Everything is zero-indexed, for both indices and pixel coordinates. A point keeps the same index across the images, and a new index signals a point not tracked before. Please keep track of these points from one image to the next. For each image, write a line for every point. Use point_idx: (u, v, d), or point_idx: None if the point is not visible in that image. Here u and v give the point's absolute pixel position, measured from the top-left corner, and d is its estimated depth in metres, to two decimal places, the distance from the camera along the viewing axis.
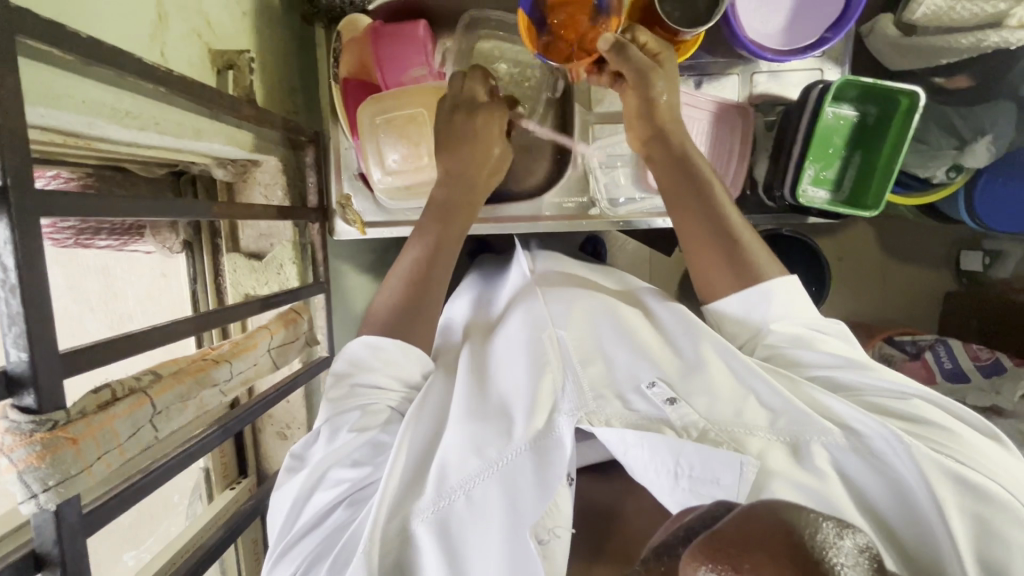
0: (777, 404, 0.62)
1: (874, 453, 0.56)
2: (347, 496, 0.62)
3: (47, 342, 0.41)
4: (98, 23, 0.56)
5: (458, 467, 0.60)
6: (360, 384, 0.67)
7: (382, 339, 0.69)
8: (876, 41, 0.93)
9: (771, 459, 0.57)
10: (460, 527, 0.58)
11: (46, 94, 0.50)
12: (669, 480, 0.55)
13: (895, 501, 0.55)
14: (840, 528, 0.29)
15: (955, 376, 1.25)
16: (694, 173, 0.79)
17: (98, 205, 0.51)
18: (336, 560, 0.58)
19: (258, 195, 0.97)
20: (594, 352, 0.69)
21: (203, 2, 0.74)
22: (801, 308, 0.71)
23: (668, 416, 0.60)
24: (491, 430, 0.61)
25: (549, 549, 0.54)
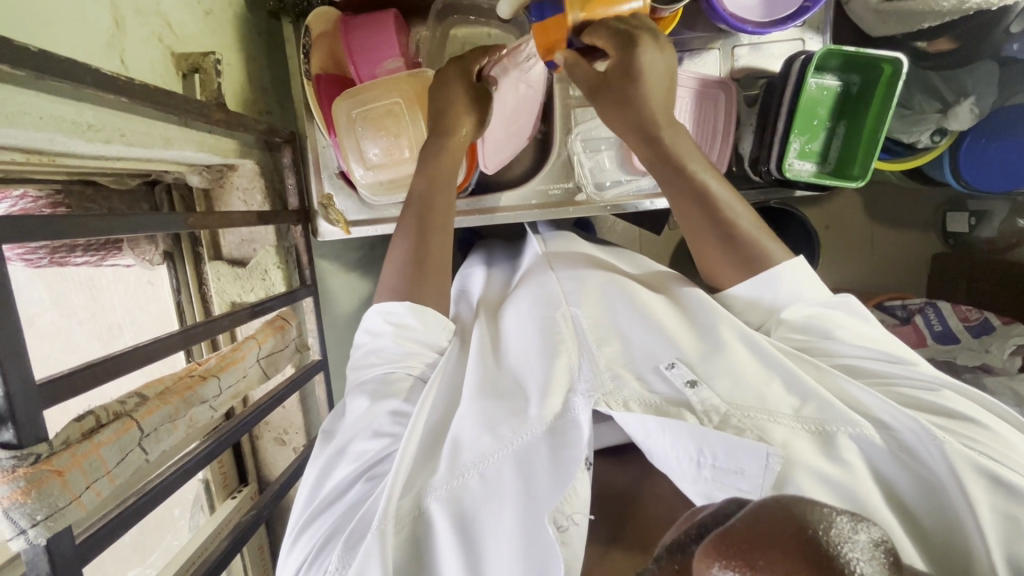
0: (806, 391, 0.60)
1: (904, 449, 0.55)
2: (366, 469, 0.63)
3: (21, 373, 0.39)
4: (46, 34, 0.54)
5: (470, 447, 0.60)
6: (380, 353, 0.71)
7: (394, 305, 0.72)
8: (857, 9, 0.91)
9: (795, 450, 0.55)
10: (478, 511, 0.57)
11: (2, 113, 0.48)
12: (692, 470, 0.54)
13: (924, 497, 0.53)
14: (854, 523, 0.29)
15: (945, 337, 1.26)
16: (690, 181, 0.72)
17: (73, 225, 0.49)
18: (351, 536, 0.58)
19: (237, 200, 0.95)
20: (609, 331, 0.69)
21: (161, 3, 0.71)
22: (806, 287, 0.70)
23: (688, 399, 0.60)
24: (504, 410, 0.62)
25: (568, 536, 0.52)
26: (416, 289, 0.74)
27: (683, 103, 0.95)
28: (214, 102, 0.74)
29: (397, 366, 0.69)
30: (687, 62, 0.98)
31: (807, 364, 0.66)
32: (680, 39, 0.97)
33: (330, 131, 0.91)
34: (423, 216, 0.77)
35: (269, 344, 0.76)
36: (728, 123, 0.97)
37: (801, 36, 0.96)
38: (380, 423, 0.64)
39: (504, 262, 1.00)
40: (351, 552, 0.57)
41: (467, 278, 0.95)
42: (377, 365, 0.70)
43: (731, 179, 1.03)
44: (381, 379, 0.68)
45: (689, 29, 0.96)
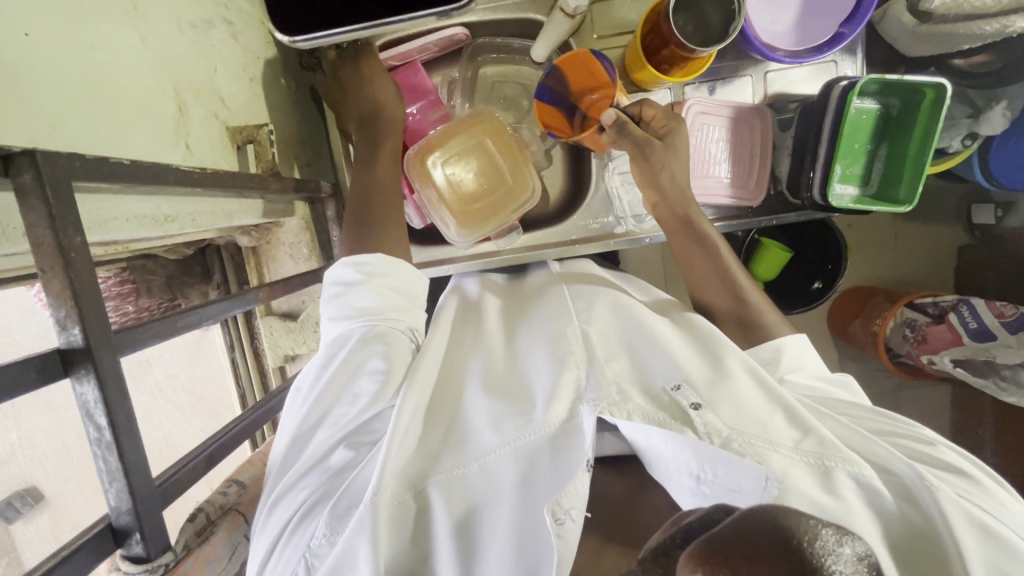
0: (806, 425, 0.59)
1: (904, 493, 0.54)
2: (346, 437, 0.60)
3: (147, 489, 0.41)
4: (124, 136, 0.55)
5: (475, 440, 0.60)
6: (354, 305, 0.66)
7: (364, 256, 0.68)
8: (891, 30, 0.91)
9: (793, 480, 0.54)
10: (475, 501, 0.57)
11: (96, 223, 0.49)
12: (691, 487, 0.55)
13: (910, 535, 0.51)
14: (838, 536, 0.30)
15: (981, 335, 1.23)
16: (698, 231, 0.83)
17: (186, 325, 0.51)
18: (339, 504, 0.56)
19: (284, 255, 0.95)
20: (618, 349, 0.69)
21: (214, 80, 0.73)
22: (806, 360, 0.73)
23: (691, 421, 0.58)
24: (511, 410, 0.61)
25: (564, 530, 0.52)
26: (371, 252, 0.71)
27: (715, 132, 0.97)
28: (269, 172, 0.76)
29: (375, 318, 0.65)
30: (719, 91, 0.98)
31: (808, 407, 0.66)
32: (711, 68, 0.97)
33: None
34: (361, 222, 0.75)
35: None
36: (763, 150, 0.98)
37: (834, 58, 0.97)
38: (361, 389, 0.62)
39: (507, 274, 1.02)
40: (339, 521, 0.55)
41: (463, 281, 0.97)
42: (353, 317, 0.65)
43: (766, 202, 1.02)
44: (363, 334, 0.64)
45: (719, 58, 0.97)
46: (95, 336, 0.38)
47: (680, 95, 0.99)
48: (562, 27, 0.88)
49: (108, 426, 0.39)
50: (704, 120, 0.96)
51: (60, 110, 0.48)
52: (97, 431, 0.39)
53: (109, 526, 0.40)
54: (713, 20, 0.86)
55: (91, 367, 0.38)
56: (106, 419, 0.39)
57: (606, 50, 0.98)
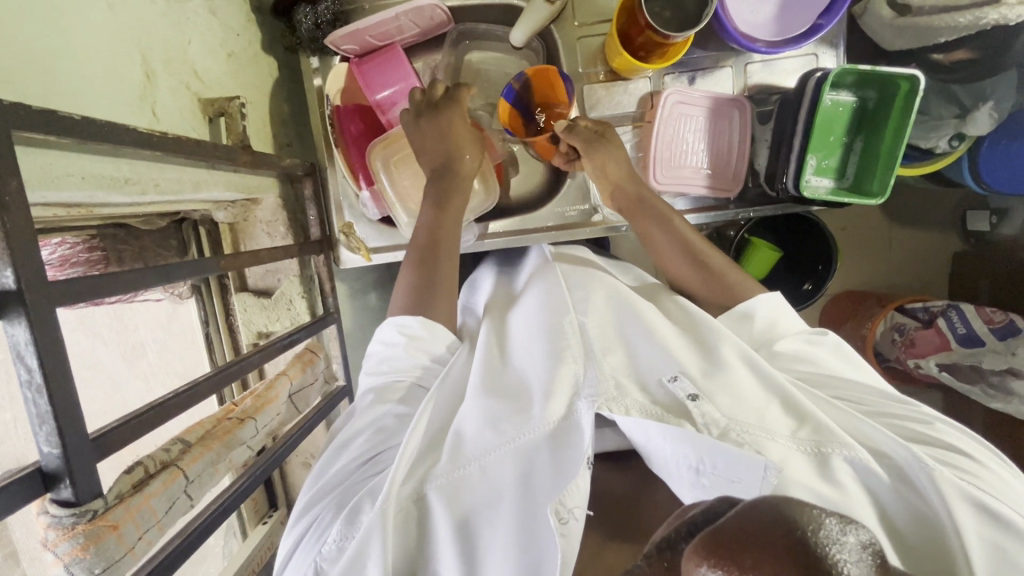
0: (802, 412, 0.58)
1: (900, 477, 0.54)
2: (370, 457, 0.63)
3: (77, 434, 0.41)
4: (85, 97, 0.56)
5: (474, 439, 0.59)
6: (392, 363, 0.69)
7: (407, 318, 0.71)
8: (873, 24, 0.91)
9: (791, 469, 0.53)
10: (477, 502, 0.56)
11: (47, 178, 0.50)
12: (691, 478, 0.54)
13: (916, 526, 0.52)
14: (843, 524, 0.27)
15: (969, 340, 1.22)
16: (673, 230, 0.83)
17: (129, 281, 0.51)
18: (350, 513, 0.57)
19: (261, 232, 0.99)
20: (615, 342, 0.67)
21: (187, 51, 0.74)
22: (778, 313, 0.72)
23: (690, 414, 0.56)
24: (507, 409, 0.61)
25: (568, 529, 0.51)
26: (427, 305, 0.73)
27: (695, 122, 0.97)
28: (240, 145, 0.77)
29: (402, 374, 0.69)
30: (699, 81, 0.98)
31: (801, 389, 0.64)
32: (692, 58, 0.98)
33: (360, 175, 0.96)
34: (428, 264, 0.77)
35: (300, 379, 0.78)
36: (743, 141, 0.98)
37: (815, 51, 0.97)
38: (382, 422, 0.65)
39: (507, 261, 1.02)
40: (351, 527, 0.56)
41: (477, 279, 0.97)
42: (388, 373, 0.69)
43: (745, 194, 1.02)
44: (387, 385, 0.69)
45: (700, 48, 0.97)
46: (26, 279, 0.39)
47: (661, 84, 0.99)
48: (541, 14, 0.89)
49: (39, 368, 0.39)
50: (684, 110, 0.96)
51: (18, 65, 0.49)
52: (28, 373, 0.40)
53: (37, 469, 0.40)
54: (691, 5, 0.86)
55: (21, 308, 0.39)
56: (36, 361, 0.39)
57: (588, 37, 0.98)
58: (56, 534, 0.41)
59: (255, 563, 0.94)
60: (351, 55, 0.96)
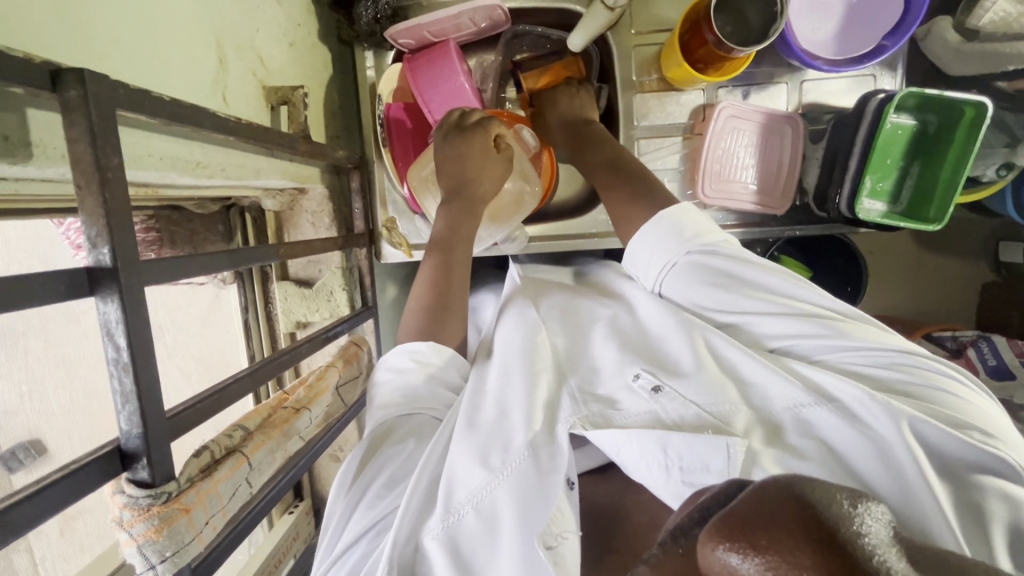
0: (751, 382, 0.60)
1: (851, 416, 0.54)
2: (372, 527, 0.56)
3: (158, 415, 0.41)
4: (166, 79, 0.56)
5: (466, 484, 0.55)
6: (403, 392, 0.64)
7: (418, 342, 0.68)
8: (934, 48, 0.90)
9: (757, 439, 0.54)
10: (474, 544, 0.53)
11: (132, 157, 0.50)
12: (662, 475, 0.53)
13: (879, 468, 0.51)
14: (857, 501, 0.26)
15: (999, 373, 1.19)
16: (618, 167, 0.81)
17: (206, 265, 0.51)
18: None
19: (306, 222, 0.98)
20: (583, 357, 0.66)
21: (256, 39, 0.74)
22: (691, 224, 0.69)
23: (657, 410, 0.58)
24: (494, 434, 0.58)
25: (558, 554, 0.50)
26: (436, 326, 0.71)
27: (745, 138, 0.96)
28: (299, 134, 0.77)
29: (420, 406, 0.64)
30: (752, 96, 0.98)
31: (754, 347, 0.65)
32: (746, 73, 0.97)
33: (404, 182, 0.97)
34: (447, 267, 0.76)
35: (347, 372, 0.78)
36: (793, 159, 0.97)
37: (873, 72, 0.96)
38: (382, 479, 0.59)
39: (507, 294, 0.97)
40: None
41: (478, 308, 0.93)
42: (395, 405, 0.64)
43: (791, 212, 1.01)
44: (402, 421, 0.63)
45: (755, 64, 0.96)
46: (121, 257, 0.39)
47: (713, 97, 0.98)
48: (600, 20, 0.88)
49: (127, 346, 0.39)
50: (735, 124, 0.96)
51: (111, 43, 0.49)
52: (116, 351, 0.39)
53: (118, 447, 0.40)
54: (755, 21, 0.86)
55: (116, 286, 0.39)
56: (126, 340, 0.39)
57: (644, 46, 0.98)
58: (131, 514, 0.41)
59: (280, 553, 0.94)
60: (406, 49, 0.96)
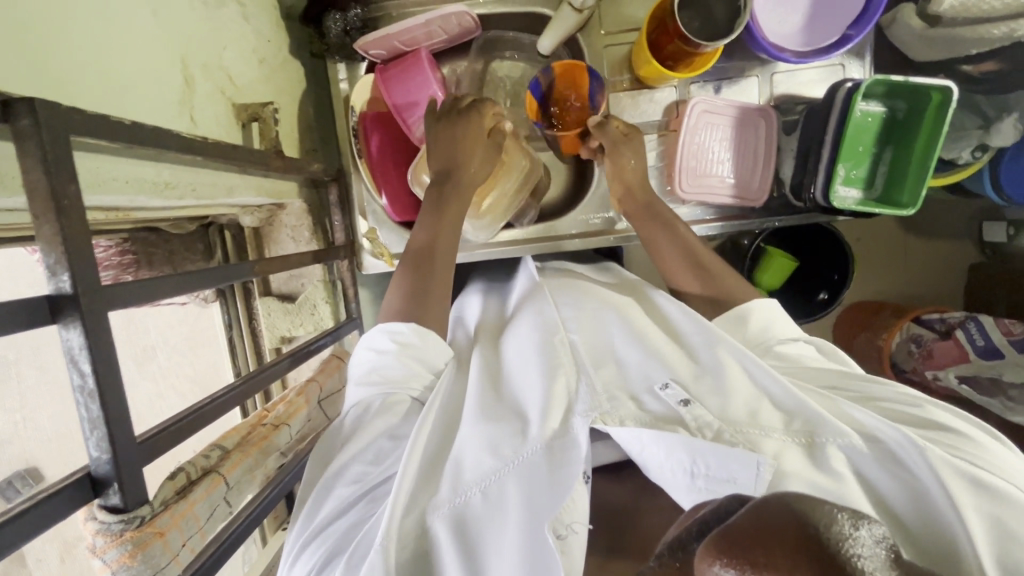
0: (794, 407, 0.57)
1: (887, 455, 0.52)
2: (367, 492, 0.57)
3: (127, 441, 0.41)
4: (129, 108, 0.56)
5: (474, 466, 0.55)
6: (384, 373, 0.65)
7: (399, 324, 0.67)
8: (900, 35, 0.91)
9: (787, 462, 0.52)
10: (479, 525, 0.52)
11: (95, 183, 0.50)
12: (686, 481, 0.53)
13: (912, 505, 0.50)
14: (855, 520, 0.26)
15: (989, 353, 1.20)
16: (678, 237, 0.85)
17: (176, 287, 0.52)
18: (352, 555, 0.52)
19: (286, 237, 0.99)
20: (605, 354, 0.65)
21: (223, 57, 0.74)
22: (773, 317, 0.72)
23: (683, 419, 0.56)
24: (506, 430, 0.57)
25: (568, 545, 0.49)
26: (419, 311, 0.70)
27: (721, 131, 0.97)
28: (272, 150, 0.77)
29: (396, 386, 0.65)
30: (725, 91, 0.99)
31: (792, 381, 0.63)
32: (717, 68, 0.98)
33: (382, 192, 0.96)
34: (424, 255, 0.77)
35: (331, 386, 0.78)
36: (768, 150, 0.98)
37: (841, 61, 0.97)
38: (379, 447, 0.60)
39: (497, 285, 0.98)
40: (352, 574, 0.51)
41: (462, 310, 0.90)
42: (376, 385, 0.65)
43: (769, 205, 1.02)
44: (382, 402, 0.64)
45: (726, 58, 0.97)
46: (82, 283, 0.39)
47: (686, 93, 0.99)
48: (569, 23, 0.89)
49: (92, 373, 0.39)
50: (709, 118, 0.96)
51: (69, 70, 0.49)
52: (81, 378, 0.39)
53: (87, 475, 0.40)
54: (721, 15, 0.87)
55: (77, 313, 0.38)
56: (90, 366, 0.39)
57: (615, 45, 0.98)
58: (104, 540, 0.40)
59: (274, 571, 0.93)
60: (379, 60, 0.96)
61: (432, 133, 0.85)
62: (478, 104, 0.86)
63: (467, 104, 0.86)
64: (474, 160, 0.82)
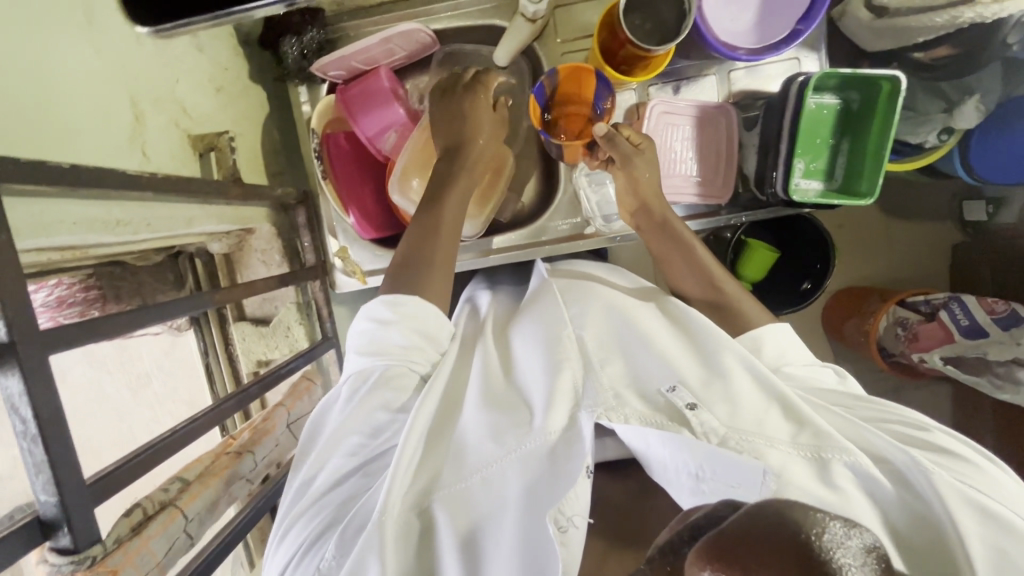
0: (803, 416, 0.56)
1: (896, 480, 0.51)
2: (363, 464, 0.60)
3: (75, 482, 0.41)
4: (76, 149, 0.57)
5: (477, 450, 0.57)
6: (386, 343, 0.65)
7: (401, 296, 0.68)
8: (851, 26, 0.92)
9: (792, 474, 0.50)
10: (473, 504, 0.55)
11: (38, 227, 0.51)
12: (687, 481, 0.52)
13: (916, 529, 0.49)
14: (846, 528, 0.29)
15: (973, 332, 1.16)
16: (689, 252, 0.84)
17: (125, 324, 0.52)
18: (348, 529, 0.55)
19: (256, 260, 1.00)
20: (613, 351, 0.64)
21: (176, 90, 0.75)
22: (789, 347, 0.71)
23: (687, 421, 0.54)
24: (510, 422, 0.58)
25: (567, 538, 0.48)
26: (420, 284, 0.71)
27: (682, 132, 0.98)
28: (230, 178, 0.78)
29: (395, 356, 0.64)
30: (684, 90, 1.00)
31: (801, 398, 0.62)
32: (676, 68, 0.99)
33: (348, 211, 0.96)
34: (426, 232, 0.75)
35: (299, 409, 0.79)
36: (729, 153, 0.98)
37: (797, 54, 0.97)
38: (376, 420, 0.61)
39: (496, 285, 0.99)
40: (349, 545, 0.54)
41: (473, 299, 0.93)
42: (377, 355, 0.65)
43: (737, 201, 1.02)
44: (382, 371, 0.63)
45: (683, 58, 0.98)
46: (18, 329, 0.40)
47: (645, 95, 1.00)
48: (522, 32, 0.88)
49: (33, 418, 0.40)
50: (669, 120, 0.97)
51: (7, 118, 0.50)
52: (23, 424, 0.40)
53: (35, 518, 0.41)
54: (671, 17, 0.88)
55: (14, 360, 0.39)
56: (30, 412, 0.40)
57: (571, 53, 0.99)
58: None
59: None
60: (339, 81, 0.97)
61: (433, 107, 0.85)
62: (485, 75, 0.84)
63: (472, 76, 0.85)
64: (479, 136, 0.81)
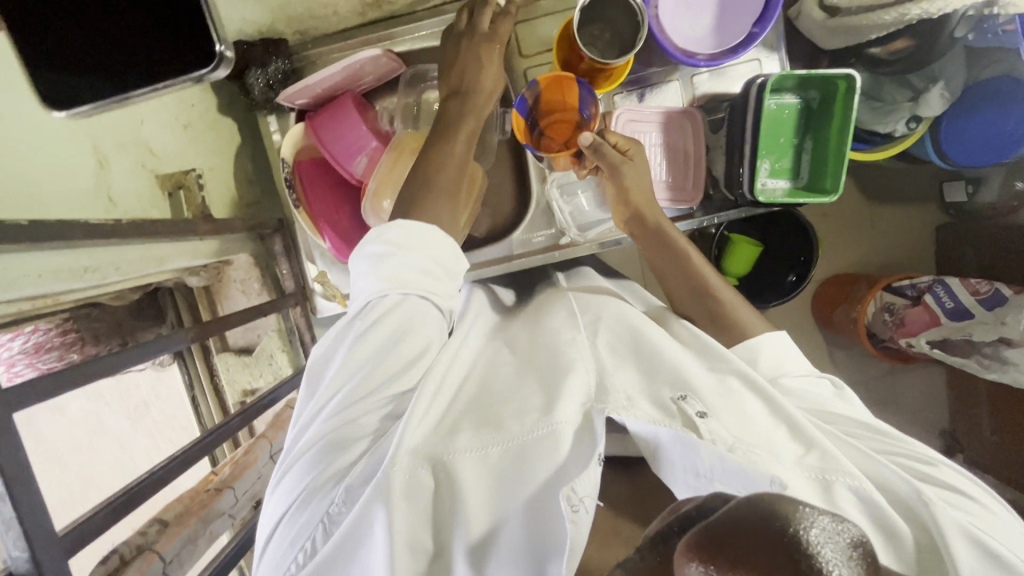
0: (810, 438, 0.56)
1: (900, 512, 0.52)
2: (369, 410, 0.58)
3: (46, 535, 0.43)
4: (34, 204, 0.58)
5: (499, 423, 0.57)
6: (398, 272, 0.61)
7: (419, 223, 0.63)
8: (807, 25, 0.94)
9: (798, 490, 0.51)
10: (487, 466, 0.55)
11: (4, 283, 0.53)
12: (695, 482, 0.52)
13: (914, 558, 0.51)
14: (835, 522, 0.27)
15: (958, 314, 1.16)
16: (683, 258, 0.84)
17: (92, 373, 0.53)
18: (355, 478, 0.54)
19: (236, 291, 1.01)
20: (625, 358, 0.65)
21: (141, 131, 0.76)
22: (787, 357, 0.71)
23: (695, 428, 0.53)
24: (530, 403, 0.59)
25: (578, 517, 0.48)
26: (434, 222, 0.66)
27: (650, 138, 0.99)
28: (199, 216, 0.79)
29: (411, 288, 0.61)
30: (649, 97, 1.01)
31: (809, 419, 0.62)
32: (640, 76, 1.00)
33: (323, 234, 0.96)
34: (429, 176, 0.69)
35: (280, 438, 0.80)
36: (697, 158, 0.99)
37: (757, 55, 0.99)
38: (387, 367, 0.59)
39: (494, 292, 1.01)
40: (356, 493, 0.54)
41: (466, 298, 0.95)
42: (389, 286, 0.60)
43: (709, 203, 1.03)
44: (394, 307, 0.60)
45: (646, 66, 0.99)
46: None
47: (612, 104, 1.01)
48: None
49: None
50: (637, 127, 0.99)
51: None
52: None
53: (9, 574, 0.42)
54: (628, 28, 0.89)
55: None
56: None
57: (535, 67, 1.00)
58: None
59: None
60: (307, 108, 0.98)
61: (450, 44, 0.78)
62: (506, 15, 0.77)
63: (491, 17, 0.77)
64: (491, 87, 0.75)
